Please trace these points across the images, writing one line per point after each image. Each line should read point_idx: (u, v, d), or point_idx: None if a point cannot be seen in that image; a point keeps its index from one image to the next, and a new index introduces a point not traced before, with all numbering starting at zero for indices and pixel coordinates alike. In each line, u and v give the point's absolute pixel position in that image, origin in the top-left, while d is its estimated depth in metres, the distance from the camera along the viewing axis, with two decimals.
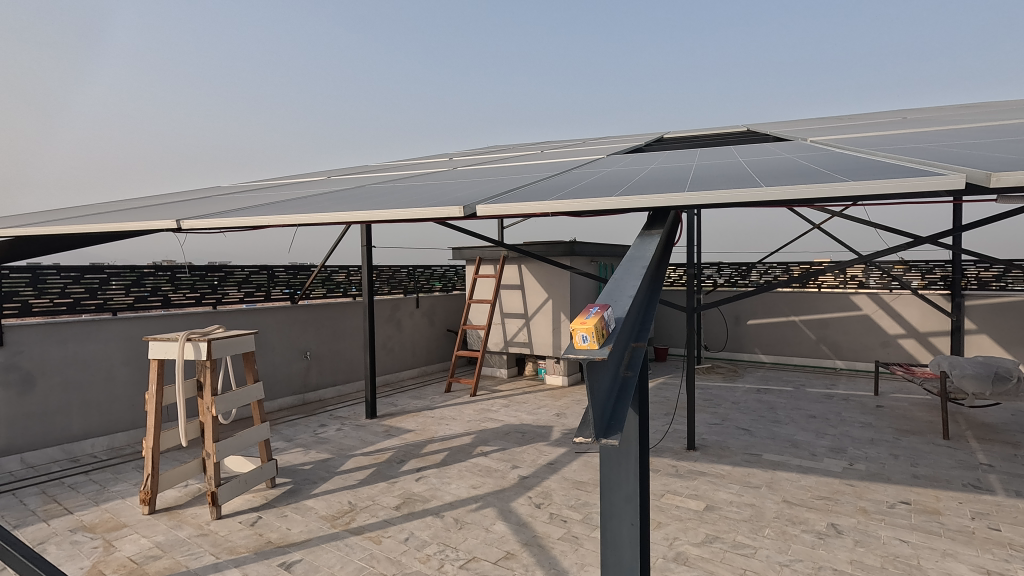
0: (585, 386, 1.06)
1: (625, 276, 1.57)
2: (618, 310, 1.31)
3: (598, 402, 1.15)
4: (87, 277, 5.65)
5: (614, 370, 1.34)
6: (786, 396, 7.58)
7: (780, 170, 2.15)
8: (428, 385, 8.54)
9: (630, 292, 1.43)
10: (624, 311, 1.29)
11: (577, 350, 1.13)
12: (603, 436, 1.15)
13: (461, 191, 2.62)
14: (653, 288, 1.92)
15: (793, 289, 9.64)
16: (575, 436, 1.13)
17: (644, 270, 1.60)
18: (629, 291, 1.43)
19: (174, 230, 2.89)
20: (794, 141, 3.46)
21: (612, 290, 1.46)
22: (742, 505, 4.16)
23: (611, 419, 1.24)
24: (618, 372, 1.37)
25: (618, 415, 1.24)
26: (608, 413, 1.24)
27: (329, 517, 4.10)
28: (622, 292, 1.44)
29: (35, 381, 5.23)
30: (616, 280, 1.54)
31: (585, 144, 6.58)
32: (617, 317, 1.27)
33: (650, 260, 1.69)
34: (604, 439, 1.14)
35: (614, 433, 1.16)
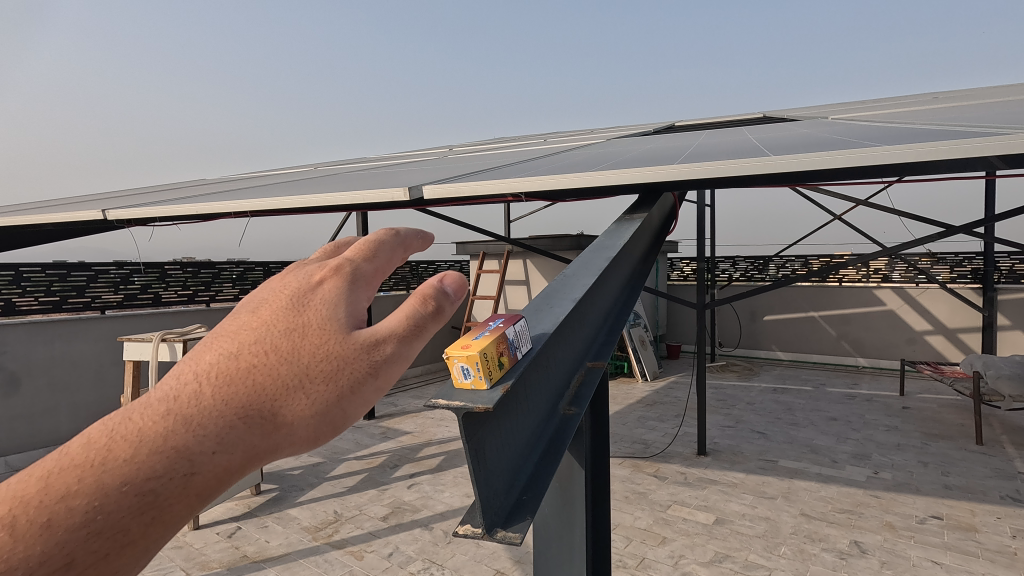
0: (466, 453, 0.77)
1: (573, 281, 1.27)
2: (540, 334, 1.03)
3: (496, 472, 0.87)
4: (74, 275, 5.48)
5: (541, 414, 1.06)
6: (804, 396, 7.19)
7: (796, 144, 1.84)
8: (431, 383, 8.28)
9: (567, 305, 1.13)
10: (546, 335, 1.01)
11: (460, 391, 0.83)
12: (503, 522, 0.87)
13: (428, 175, 2.33)
14: (626, 296, 1.63)
15: (812, 284, 9.21)
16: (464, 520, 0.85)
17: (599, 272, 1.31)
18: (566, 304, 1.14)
19: (118, 221, 2.61)
20: (814, 120, 3.12)
21: (546, 298, 1.19)
22: (756, 519, 3.84)
23: (527, 487, 0.95)
24: (548, 417, 1.08)
25: (534, 485, 0.95)
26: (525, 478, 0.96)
27: (311, 528, 3.86)
28: (556, 302, 1.17)
29: (19, 382, 5.08)
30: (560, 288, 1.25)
31: (590, 132, 6.24)
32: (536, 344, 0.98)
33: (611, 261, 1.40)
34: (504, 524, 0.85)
35: (519, 518, 0.88)
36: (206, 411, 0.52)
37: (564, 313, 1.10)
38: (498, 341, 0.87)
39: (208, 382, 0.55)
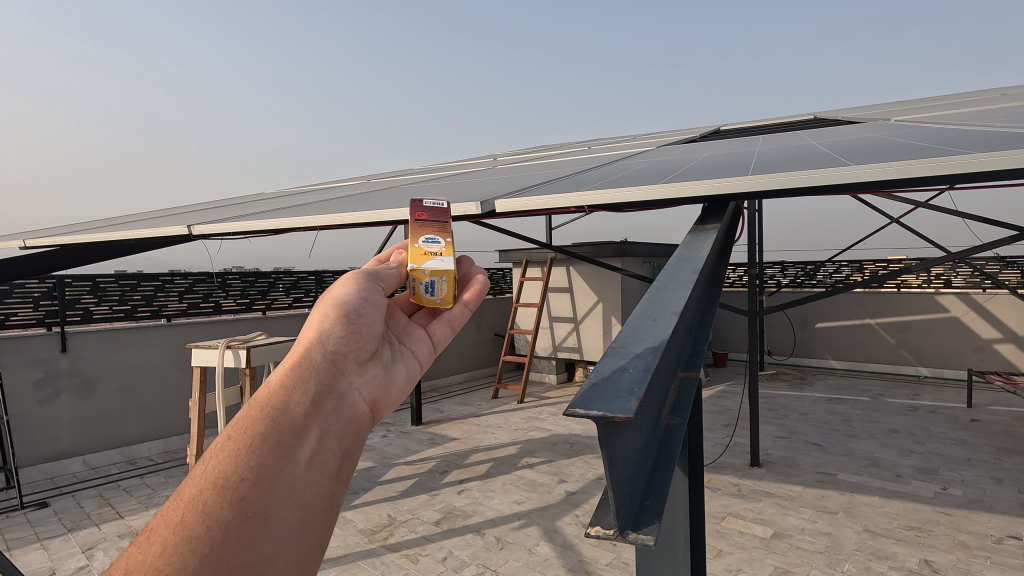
0: (604, 460, 0.77)
1: (671, 285, 1.24)
2: (651, 351, 0.94)
3: (625, 480, 0.86)
4: (143, 285, 5.83)
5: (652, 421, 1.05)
6: (862, 407, 6.91)
7: (868, 149, 1.82)
8: (476, 390, 8.35)
9: (676, 308, 1.10)
10: (664, 339, 0.97)
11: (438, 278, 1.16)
12: (632, 527, 0.88)
13: (486, 189, 2.38)
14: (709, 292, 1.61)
15: (868, 290, 8.86)
16: (592, 526, 0.86)
17: (696, 276, 1.27)
18: (674, 307, 1.10)
19: (193, 235, 2.76)
20: (874, 123, 3.04)
21: (646, 312, 1.10)
22: (816, 534, 3.72)
23: (647, 495, 0.95)
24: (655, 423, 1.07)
25: (655, 492, 0.95)
26: (644, 484, 0.96)
27: (367, 531, 3.96)
28: (658, 316, 1.08)
29: (95, 386, 5.42)
30: (658, 290, 1.22)
31: (635, 138, 6.21)
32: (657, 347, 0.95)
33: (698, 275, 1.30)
34: (635, 533, 0.86)
35: (647, 524, 0.88)
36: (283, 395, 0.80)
37: (673, 328, 1.01)
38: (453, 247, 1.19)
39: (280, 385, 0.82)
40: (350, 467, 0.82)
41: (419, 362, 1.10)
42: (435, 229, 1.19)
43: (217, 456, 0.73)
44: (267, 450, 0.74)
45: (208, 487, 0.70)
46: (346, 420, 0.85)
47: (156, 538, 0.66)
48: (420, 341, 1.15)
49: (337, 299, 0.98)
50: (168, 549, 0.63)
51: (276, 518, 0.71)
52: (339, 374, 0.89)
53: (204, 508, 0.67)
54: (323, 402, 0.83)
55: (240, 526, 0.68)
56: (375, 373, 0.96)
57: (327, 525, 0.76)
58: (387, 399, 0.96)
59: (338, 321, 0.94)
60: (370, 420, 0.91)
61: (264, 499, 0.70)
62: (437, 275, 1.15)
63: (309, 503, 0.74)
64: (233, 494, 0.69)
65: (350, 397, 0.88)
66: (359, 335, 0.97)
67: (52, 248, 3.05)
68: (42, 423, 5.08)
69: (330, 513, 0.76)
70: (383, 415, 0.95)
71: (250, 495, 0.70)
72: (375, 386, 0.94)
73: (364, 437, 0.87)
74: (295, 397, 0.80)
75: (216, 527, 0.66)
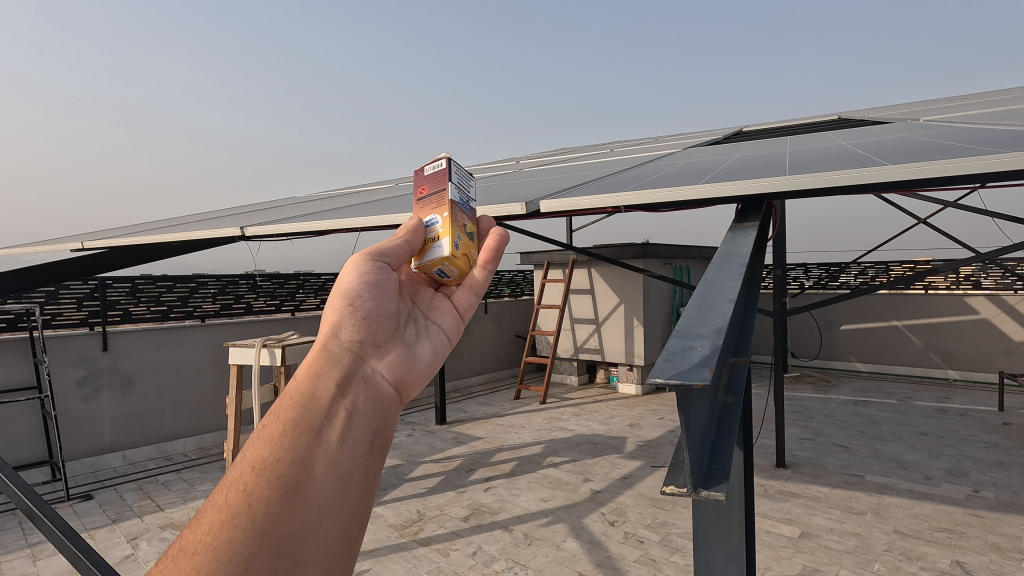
0: (679, 421, 0.84)
1: (721, 275, 1.30)
2: (714, 330, 1.00)
3: (695, 444, 0.93)
4: (178, 287, 6.05)
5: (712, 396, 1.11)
6: (889, 409, 6.83)
7: (899, 149, 1.86)
8: (498, 391, 8.43)
9: (730, 294, 1.16)
10: (726, 318, 1.03)
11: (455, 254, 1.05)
12: (703, 487, 0.93)
13: (522, 190, 2.45)
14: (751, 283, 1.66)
15: (894, 292, 8.74)
16: (666, 484, 0.93)
17: (744, 267, 1.33)
18: (729, 293, 1.17)
19: (238, 237, 2.88)
20: (903, 123, 3.06)
21: (701, 300, 1.16)
22: (844, 534, 3.72)
23: (712, 460, 1.02)
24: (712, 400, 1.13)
25: (719, 457, 1.02)
26: (709, 452, 1.03)
27: (397, 526, 4.06)
28: (713, 303, 1.14)
29: (134, 384, 5.61)
30: (710, 280, 1.28)
31: (657, 141, 6.24)
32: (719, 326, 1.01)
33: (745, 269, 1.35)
34: (705, 490, 0.93)
35: (716, 485, 0.94)
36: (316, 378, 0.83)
37: (730, 312, 1.07)
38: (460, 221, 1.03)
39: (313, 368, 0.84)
40: (382, 444, 0.84)
41: (449, 338, 1.06)
42: (435, 204, 1.03)
43: (255, 442, 0.77)
44: (299, 430, 0.77)
45: (243, 473, 0.73)
46: (375, 397, 0.86)
47: (204, 521, 0.72)
48: (447, 314, 1.09)
49: (342, 282, 0.94)
50: (215, 527, 0.68)
51: (314, 494, 0.74)
52: (363, 355, 0.90)
53: (247, 487, 0.72)
54: (349, 381, 0.85)
55: (277, 510, 0.70)
56: (401, 351, 0.95)
57: (365, 499, 0.78)
58: (416, 374, 0.95)
59: (350, 302, 0.93)
60: (400, 397, 0.92)
61: (302, 475, 0.74)
62: (441, 265, 1.04)
63: (346, 479, 0.77)
64: (270, 474, 0.72)
65: (375, 376, 0.89)
66: (375, 314, 0.95)
67: (104, 249, 3.20)
68: (84, 419, 5.27)
69: (368, 488, 0.80)
70: (415, 391, 0.95)
71: (287, 473, 0.73)
72: (401, 364, 0.94)
73: (395, 413, 0.89)
74: (320, 379, 0.82)
75: (257, 505, 0.70)
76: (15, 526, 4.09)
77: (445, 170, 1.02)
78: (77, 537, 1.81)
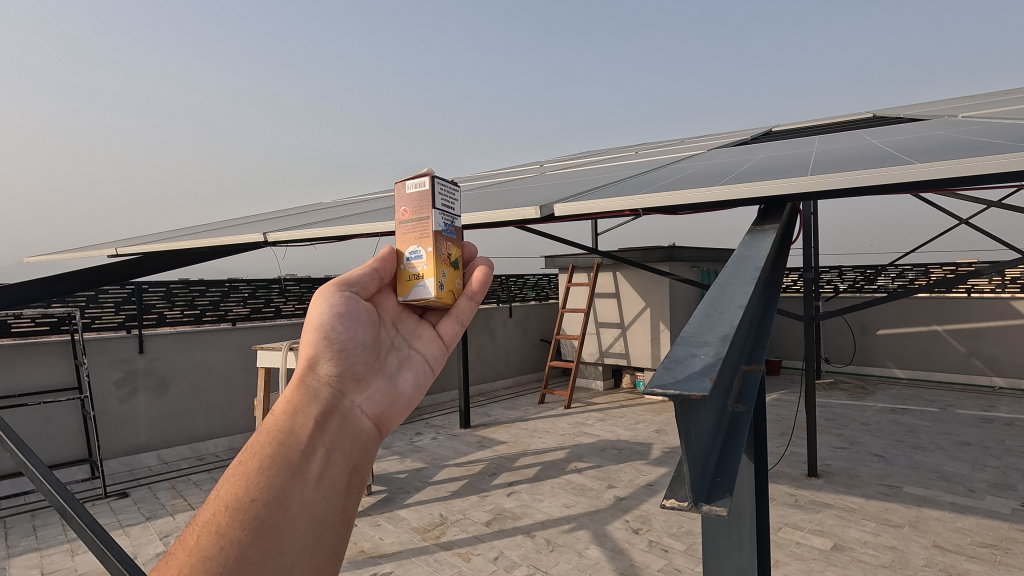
0: (680, 435, 0.80)
1: (733, 280, 1.26)
2: (720, 337, 0.97)
3: (697, 457, 0.90)
4: (211, 292, 6.24)
5: (721, 405, 1.08)
6: (929, 418, 6.55)
7: (930, 147, 1.79)
8: (523, 395, 8.41)
9: (741, 300, 1.12)
10: (734, 326, 1.00)
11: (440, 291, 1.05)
12: (705, 500, 0.91)
13: (540, 194, 2.44)
14: (768, 285, 1.61)
15: (934, 295, 8.41)
16: (666, 498, 0.91)
17: (758, 271, 1.29)
18: (739, 300, 1.13)
19: (263, 243, 2.94)
20: (938, 120, 2.94)
21: (710, 306, 1.13)
22: (880, 548, 3.57)
23: (717, 473, 0.99)
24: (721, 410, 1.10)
25: (725, 470, 0.99)
26: (713, 463, 1.00)
27: (420, 529, 4.08)
28: (723, 309, 1.10)
29: (168, 386, 5.78)
30: (722, 285, 1.24)
31: (683, 142, 6.14)
32: (725, 334, 0.98)
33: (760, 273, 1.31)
34: (706, 504, 0.90)
35: (720, 498, 0.91)
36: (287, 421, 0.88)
37: (739, 319, 1.03)
38: (444, 256, 1.04)
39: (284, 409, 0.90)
40: (357, 483, 0.91)
41: (432, 366, 1.12)
42: (418, 234, 1.04)
43: (232, 480, 0.84)
44: (276, 473, 0.84)
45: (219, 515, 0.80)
46: (349, 437, 0.93)
47: (180, 554, 0.79)
48: (431, 342, 1.14)
49: (316, 318, 0.99)
50: (192, 565, 0.76)
51: (287, 535, 0.81)
52: (341, 393, 0.96)
53: (219, 529, 0.79)
54: (326, 421, 0.91)
55: (251, 549, 0.79)
56: (380, 387, 1.02)
57: (337, 537, 0.86)
58: (394, 409, 1.02)
59: (328, 339, 0.98)
60: (376, 433, 0.99)
61: (276, 518, 0.81)
62: (426, 300, 1.07)
63: (317, 521, 0.85)
64: (245, 516, 0.80)
65: (352, 415, 0.96)
66: (352, 348, 1.00)
67: (138, 255, 3.30)
68: (121, 419, 5.45)
69: (341, 525, 0.87)
70: (391, 424, 1.02)
71: (262, 515, 0.81)
72: (379, 400, 1.01)
73: (371, 450, 0.96)
74: (297, 420, 0.88)
75: (232, 546, 0.77)
76: (55, 522, 4.24)
77: (429, 198, 1.03)
78: (105, 534, 1.86)
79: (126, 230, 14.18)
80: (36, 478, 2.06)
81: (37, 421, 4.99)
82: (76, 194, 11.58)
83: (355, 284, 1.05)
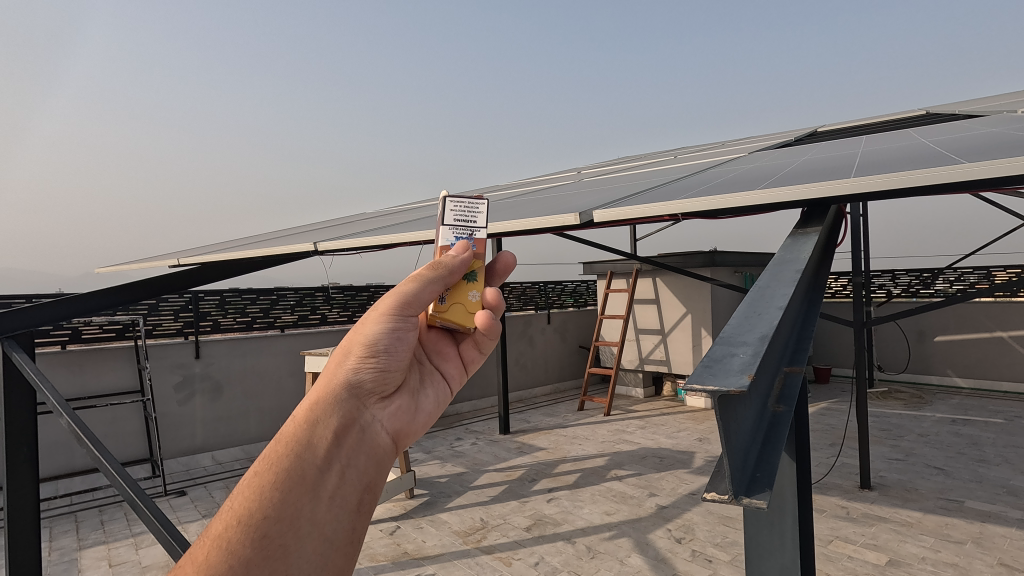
0: (718, 426, 0.82)
1: (774, 284, 1.25)
2: (759, 337, 0.97)
3: (737, 450, 0.91)
4: (261, 299, 6.55)
5: (762, 405, 1.08)
6: (994, 430, 6.19)
7: (985, 145, 1.72)
8: (562, 402, 8.39)
9: (780, 303, 1.12)
10: (772, 326, 1.00)
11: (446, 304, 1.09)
12: (745, 493, 0.92)
13: (579, 201, 2.46)
14: (812, 290, 1.58)
15: (997, 300, 7.97)
16: (708, 492, 0.92)
17: (799, 276, 1.28)
18: (779, 302, 1.12)
19: (312, 252, 3.07)
20: (996, 116, 2.81)
21: (750, 307, 1.13)
22: (939, 564, 3.42)
23: (757, 469, 0.99)
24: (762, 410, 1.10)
25: (765, 466, 0.99)
26: (754, 461, 1.00)
27: (461, 533, 4.13)
28: (762, 311, 1.10)
29: (222, 390, 6.05)
30: (761, 288, 1.24)
31: (724, 145, 6.03)
32: (764, 334, 0.98)
33: (800, 277, 1.30)
34: (748, 498, 0.90)
35: (759, 491, 0.92)
36: (305, 434, 0.85)
37: (778, 319, 1.04)
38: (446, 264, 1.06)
39: (301, 423, 0.87)
40: (370, 502, 0.89)
41: (449, 386, 1.15)
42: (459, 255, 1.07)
43: (243, 492, 0.81)
44: (291, 487, 0.81)
45: (226, 530, 0.77)
46: (367, 452, 0.91)
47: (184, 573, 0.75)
48: (451, 362, 1.19)
49: (360, 330, 0.98)
50: None
51: (294, 555, 0.78)
52: (363, 405, 0.96)
53: (226, 545, 0.76)
54: (345, 434, 0.90)
55: (259, 569, 0.75)
56: (402, 403, 1.02)
57: (347, 560, 0.83)
58: (414, 426, 1.03)
59: (358, 349, 0.97)
60: (394, 449, 0.98)
61: (287, 536, 0.79)
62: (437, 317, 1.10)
63: (326, 542, 0.82)
64: (254, 533, 0.77)
65: (372, 428, 0.95)
66: (384, 361, 0.99)
67: (196, 265, 3.49)
68: (179, 421, 5.74)
69: (350, 547, 0.84)
70: (410, 440, 1.01)
71: (272, 534, 0.78)
72: (400, 416, 1.01)
73: (384, 465, 0.94)
74: (317, 431, 0.86)
75: (238, 565, 0.74)
76: (121, 517, 4.51)
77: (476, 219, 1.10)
78: (171, 528, 1.98)
79: (174, 241, 14.72)
80: (110, 473, 2.20)
81: (105, 422, 5.32)
82: (135, 202, 12.23)
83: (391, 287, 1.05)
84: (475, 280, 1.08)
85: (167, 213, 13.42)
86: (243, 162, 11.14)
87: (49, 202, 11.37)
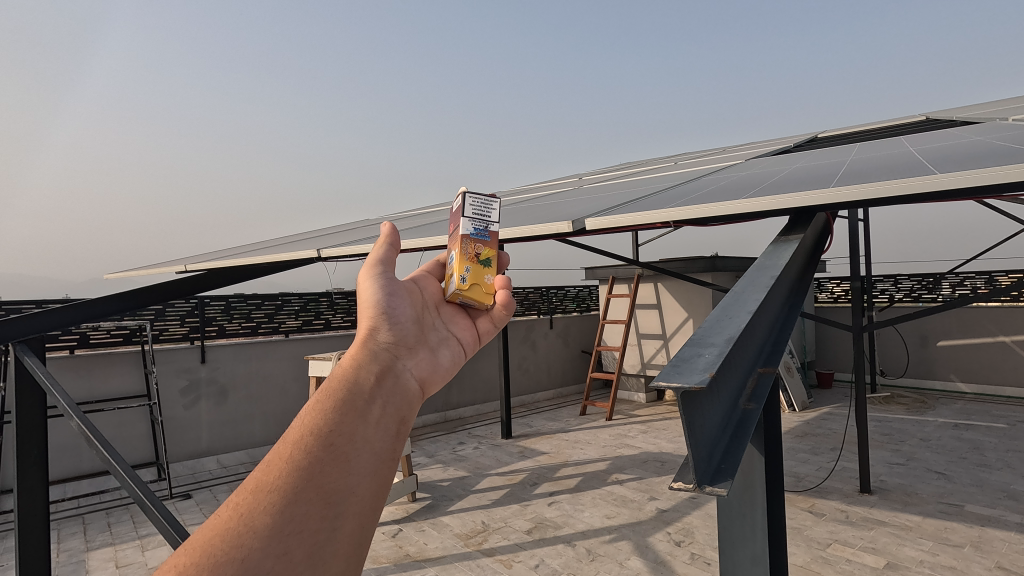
0: (679, 420, 0.87)
1: (747, 289, 1.31)
2: (725, 339, 1.03)
3: (701, 443, 0.97)
4: (266, 304, 6.64)
5: (731, 403, 1.13)
6: (996, 434, 6.19)
7: (966, 155, 1.77)
8: (564, 407, 8.43)
9: (751, 306, 1.17)
10: (740, 327, 1.05)
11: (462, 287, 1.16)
12: (708, 482, 0.97)
13: (576, 208, 2.53)
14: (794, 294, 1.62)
15: (1000, 305, 7.96)
16: (674, 482, 0.97)
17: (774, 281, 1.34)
18: (750, 306, 1.17)
19: (316, 259, 3.14)
20: (990, 123, 2.84)
21: (723, 311, 1.18)
22: (937, 568, 3.43)
23: (723, 461, 1.04)
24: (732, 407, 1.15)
25: (732, 457, 1.04)
26: (720, 454, 1.05)
27: (462, 535, 4.18)
28: (734, 314, 1.16)
29: (227, 394, 6.13)
30: (737, 294, 1.28)
31: (723, 151, 6.08)
32: (731, 337, 1.03)
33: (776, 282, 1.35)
34: (710, 487, 0.96)
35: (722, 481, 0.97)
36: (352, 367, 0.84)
37: (746, 321, 1.09)
38: (469, 255, 1.14)
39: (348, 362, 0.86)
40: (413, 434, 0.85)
41: (463, 351, 1.14)
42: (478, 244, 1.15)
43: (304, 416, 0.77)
44: (349, 403, 0.78)
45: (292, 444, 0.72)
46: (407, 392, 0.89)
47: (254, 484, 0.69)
48: (465, 329, 1.18)
49: (376, 299, 1.02)
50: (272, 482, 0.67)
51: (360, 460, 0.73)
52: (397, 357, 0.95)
53: (299, 449, 0.71)
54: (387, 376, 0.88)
55: (327, 467, 0.70)
56: (425, 357, 1.01)
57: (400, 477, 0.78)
58: (436, 378, 1.01)
59: (380, 314, 1.00)
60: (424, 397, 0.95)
61: (349, 444, 0.73)
62: (457, 296, 1.17)
63: (384, 455, 0.76)
64: (321, 437, 0.72)
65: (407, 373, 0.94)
66: (402, 323, 1.02)
67: (202, 271, 3.56)
68: (185, 425, 5.81)
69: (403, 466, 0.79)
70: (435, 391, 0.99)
71: (337, 441, 0.73)
72: (424, 368, 0.99)
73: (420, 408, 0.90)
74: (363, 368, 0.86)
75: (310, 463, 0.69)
76: (128, 519, 4.58)
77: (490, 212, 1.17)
78: (178, 526, 2.06)
79: (181, 248, 14.84)
80: (119, 474, 2.27)
81: (112, 425, 5.40)
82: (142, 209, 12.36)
83: (387, 268, 1.09)
84: (490, 265, 1.18)
85: (174, 220, 13.55)
86: (252, 168, 11.24)
87: (60, 207, 11.50)
